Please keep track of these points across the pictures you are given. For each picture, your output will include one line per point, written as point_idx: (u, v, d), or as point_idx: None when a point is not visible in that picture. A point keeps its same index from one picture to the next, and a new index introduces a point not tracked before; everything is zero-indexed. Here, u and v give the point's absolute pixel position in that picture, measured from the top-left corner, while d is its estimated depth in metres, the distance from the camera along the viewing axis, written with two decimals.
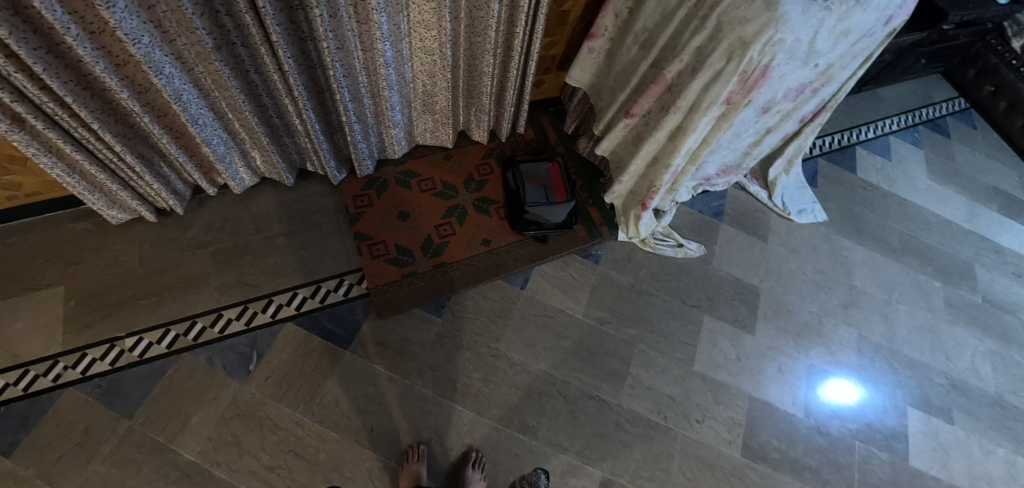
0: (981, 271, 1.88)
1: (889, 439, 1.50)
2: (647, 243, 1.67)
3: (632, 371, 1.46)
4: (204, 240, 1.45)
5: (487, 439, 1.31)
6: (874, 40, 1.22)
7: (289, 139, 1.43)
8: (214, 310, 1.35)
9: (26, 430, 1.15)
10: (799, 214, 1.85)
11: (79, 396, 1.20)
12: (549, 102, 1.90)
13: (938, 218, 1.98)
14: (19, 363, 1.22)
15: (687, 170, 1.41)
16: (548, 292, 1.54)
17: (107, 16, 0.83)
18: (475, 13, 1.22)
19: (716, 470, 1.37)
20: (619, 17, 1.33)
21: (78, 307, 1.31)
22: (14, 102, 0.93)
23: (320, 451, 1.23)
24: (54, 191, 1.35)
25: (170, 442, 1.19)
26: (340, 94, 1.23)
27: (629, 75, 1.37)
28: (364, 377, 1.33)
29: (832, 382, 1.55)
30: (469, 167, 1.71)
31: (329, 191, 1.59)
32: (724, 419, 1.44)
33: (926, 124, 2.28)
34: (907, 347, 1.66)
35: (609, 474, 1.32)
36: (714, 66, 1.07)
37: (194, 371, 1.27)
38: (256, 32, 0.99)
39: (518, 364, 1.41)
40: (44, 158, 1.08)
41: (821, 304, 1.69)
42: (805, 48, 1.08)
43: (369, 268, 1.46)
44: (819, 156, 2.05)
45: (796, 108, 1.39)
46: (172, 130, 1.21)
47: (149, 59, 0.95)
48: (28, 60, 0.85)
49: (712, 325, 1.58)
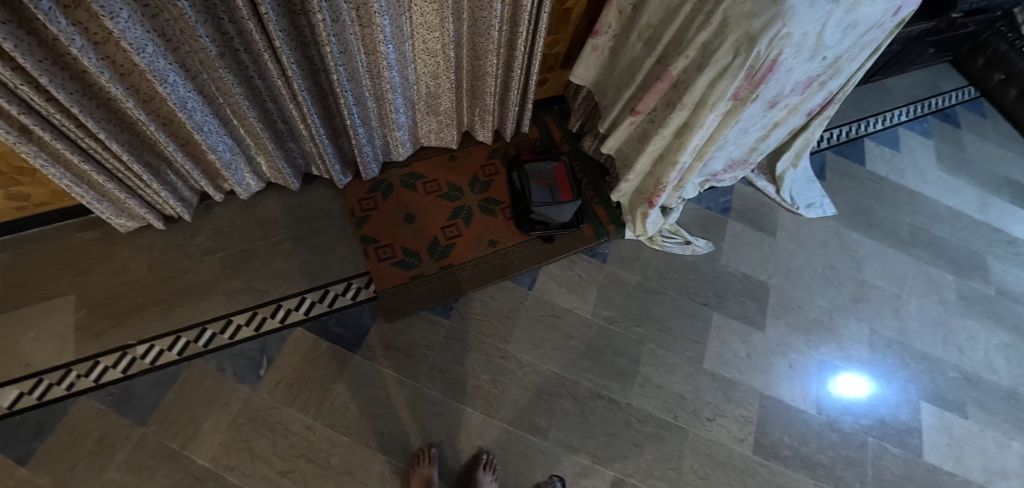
0: (994, 262, 1.86)
1: (902, 435, 1.48)
2: (655, 240, 1.66)
3: (642, 370, 1.46)
4: (212, 246, 1.45)
5: (497, 441, 1.31)
6: (882, 32, 1.20)
7: (293, 144, 1.42)
8: (223, 316, 1.36)
9: (41, 438, 1.16)
10: (808, 208, 1.84)
11: (92, 404, 1.21)
12: (553, 101, 1.89)
13: (948, 210, 1.96)
14: (32, 372, 1.23)
15: (693, 167, 1.39)
16: (555, 292, 1.54)
17: (111, 26, 0.83)
18: (477, 13, 1.21)
19: (728, 468, 1.37)
20: (623, 14, 1.31)
21: (89, 315, 1.31)
22: (21, 114, 0.93)
23: (331, 455, 1.23)
24: (62, 201, 1.36)
25: (183, 448, 1.19)
26: (344, 99, 1.23)
27: (633, 72, 1.35)
28: (373, 380, 1.33)
29: (843, 378, 1.54)
30: (474, 168, 1.71)
31: (335, 195, 1.59)
32: (734, 417, 1.43)
33: (935, 114, 2.25)
34: (918, 341, 1.64)
35: (621, 474, 1.32)
36: (720, 62, 1.05)
37: (205, 377, 1.28)
38: (259, 38, 0.99)
39: (527, 364, 1.41)
40: (52, 169, 1.09)
41: (831, 299, 1.68)
42: (813, 41, 1.06)
43: (376, 271, 1.47)
44: (827, 149, 2.02)
45: (804, 101, 1.37)
46: (178, 137, 1.21)
47: (154, 69, 0.95)
48: (34, 72, 0.85)
49: (721, 323, 1.58)
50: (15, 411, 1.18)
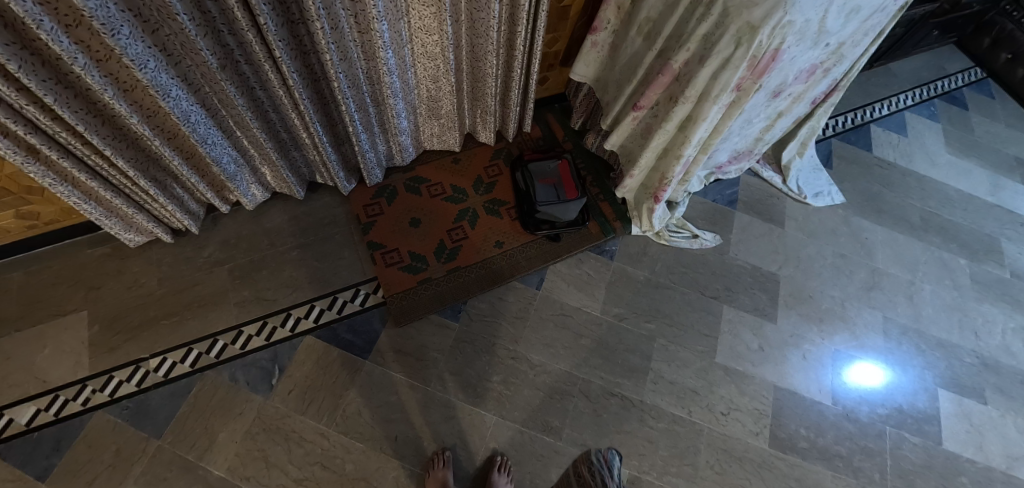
0: (1007, 245, 1.83)
1: (921, 423, 1.46)
2: (662, 235, 1.65)
3: (654, 366, 1.45)
4: (220, 257, 1.46)
5: (511, 442, 1.31)
6: (887, 15, 1.18)
7: (297, 152, 1.43)
8: (234, 327, 1.36)
9: (60, 453, 1.17)
10: (816, 197, 1.82)
11: (108, 418, 1.22)
12: (553, 99, 1.89)
13: (959, 193, 1.93)
14: (48, 389, 1.24)
15: (698, 160, 1.38)
16: (564, 291, 1.53)
17: (113, 44, 0.83)
18: (475, 15, 1.20)
19: (744, 463, 1.35)
20: (621, 9, 1.31)
21: (102, 330, 1.33)
22: (28, 134, 0.94)
23: (345, 461, 1.23)
24: (71, 218, 1.37)
25: (199, 459, 1.20)
26: (345, 105, 1.22)
27: (634, 66, 1.35)
28: (385, 386, 1.33)
29: (858, 366, 1.53)
30: (478, 169, 1.70)
31: (339, 202, 1.59)
32: (749, 410, 1.42)
33: (942, 97, 2.21)
34: (934, 327, 1.62)
35: (637, 472, 1.31)
36: (722, 53, 1.04)
37: (218, 388, 1.28)
38: (259, 49, 0.99)
39: (539, 365, 1.41)
40: (59, 188, 1.10)
41: (843, 288, 1.66)
42: (816, 28, 1.05)
43: (383, 277, 1.47)
44: (832, 137, 2.00)
45: (808, 89, 1.36)
46: (182, 151, 1.21)
47: (156, 84, 0.95)
48: (39, 92, 0.86)
49: (732, 315, 1.56)
50: (33, 428, 1.19)
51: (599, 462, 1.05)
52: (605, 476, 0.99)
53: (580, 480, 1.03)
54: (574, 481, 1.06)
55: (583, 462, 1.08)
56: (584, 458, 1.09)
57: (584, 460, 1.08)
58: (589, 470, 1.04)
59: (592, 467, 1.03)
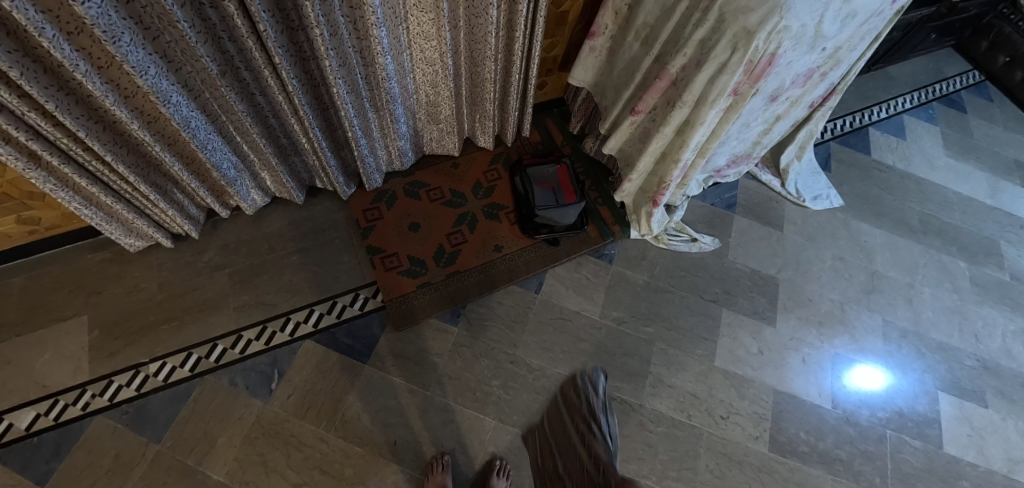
0: (1007, 247, 1.83)
1: (921, 426, 1.46)
2: (660, 239, 1.65)
3: (653, 370, 1.45)
4: (220, 261, 1.47)
5: (511, 447, 1.31)
6: (882, 20, 1.19)
7: (296, 157, 1.44)
8: (234, 332, 1.37)
9: (60, 458, 1.17)
10: (814, 200, 1.82)
11: (108, 422, 1.22)
12: (552, 104, 1.89)
13: (958, 196, 1.93)
14: (49, 393, 1.24)
15: (696, 164, 1.39)
16: (563, 295, 1.54)
17: (114, 51, 0.84)
18: (474, 21, 1.21)
19: (744, 467, 1.35)
20: (619, 14, 1.31)
21: (103, 335, 1.33)
22: (30, 140, 0.95)
23: (344, 466, 1.23)
24: (73, 223, 1.38)
25: (199, 464, 1.20)
26: (345, 111, 1.23)
27: (632, 71, 1.35)
28: (385, 390, 1.33)
29: (858, 369, 1.52)
30: (477, 174, 1.71)
31: (339, 206, 1.60)
32: (749, 414, 1.42)
33: (940, 100, 2.22)
34: (934, 330, 1.62)
35: (636, 476, 1.31)
36: (719, 58, 1.04)
37: (218, 392, 1.29)
38: (259, 55, 1.00)
39: (538, 369, 1.41)
40: (61, 193, 1.10)
41: (843, 291, 1.66)
42: (812, 33, 1.05)
43: (382, 281, 1.47)
44: (831, 140, 2.01)
45: (806, 93, 1.36)
46: (183, 156, 1.22)
47: (157, 90, 0.96)
48: (40, 99, 0.87)
49: (732, 319, 1.56)
50: (33, 433, 1.19)
51: (586, 386, 1.06)
52: (590, 394, 1.02)
53: (568, 407, 1.02)
54: (561, 410, 1.03)
55: (570, 388, 1.08)
56: (571, 385, 1.08)
57: (569, 386, 1.08)
58: (574, 391, 1.05)
59: (579, 393, 1.03)
